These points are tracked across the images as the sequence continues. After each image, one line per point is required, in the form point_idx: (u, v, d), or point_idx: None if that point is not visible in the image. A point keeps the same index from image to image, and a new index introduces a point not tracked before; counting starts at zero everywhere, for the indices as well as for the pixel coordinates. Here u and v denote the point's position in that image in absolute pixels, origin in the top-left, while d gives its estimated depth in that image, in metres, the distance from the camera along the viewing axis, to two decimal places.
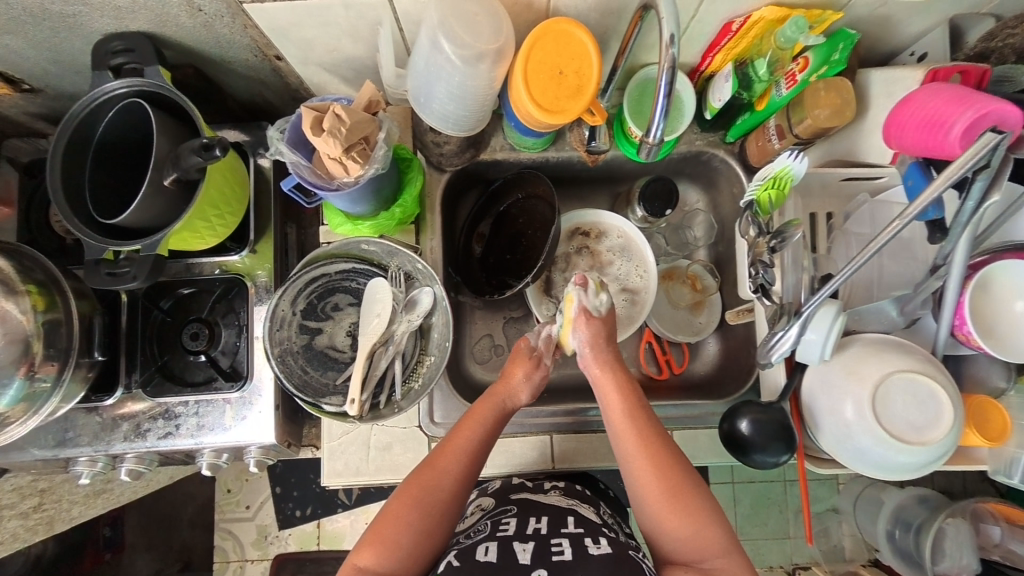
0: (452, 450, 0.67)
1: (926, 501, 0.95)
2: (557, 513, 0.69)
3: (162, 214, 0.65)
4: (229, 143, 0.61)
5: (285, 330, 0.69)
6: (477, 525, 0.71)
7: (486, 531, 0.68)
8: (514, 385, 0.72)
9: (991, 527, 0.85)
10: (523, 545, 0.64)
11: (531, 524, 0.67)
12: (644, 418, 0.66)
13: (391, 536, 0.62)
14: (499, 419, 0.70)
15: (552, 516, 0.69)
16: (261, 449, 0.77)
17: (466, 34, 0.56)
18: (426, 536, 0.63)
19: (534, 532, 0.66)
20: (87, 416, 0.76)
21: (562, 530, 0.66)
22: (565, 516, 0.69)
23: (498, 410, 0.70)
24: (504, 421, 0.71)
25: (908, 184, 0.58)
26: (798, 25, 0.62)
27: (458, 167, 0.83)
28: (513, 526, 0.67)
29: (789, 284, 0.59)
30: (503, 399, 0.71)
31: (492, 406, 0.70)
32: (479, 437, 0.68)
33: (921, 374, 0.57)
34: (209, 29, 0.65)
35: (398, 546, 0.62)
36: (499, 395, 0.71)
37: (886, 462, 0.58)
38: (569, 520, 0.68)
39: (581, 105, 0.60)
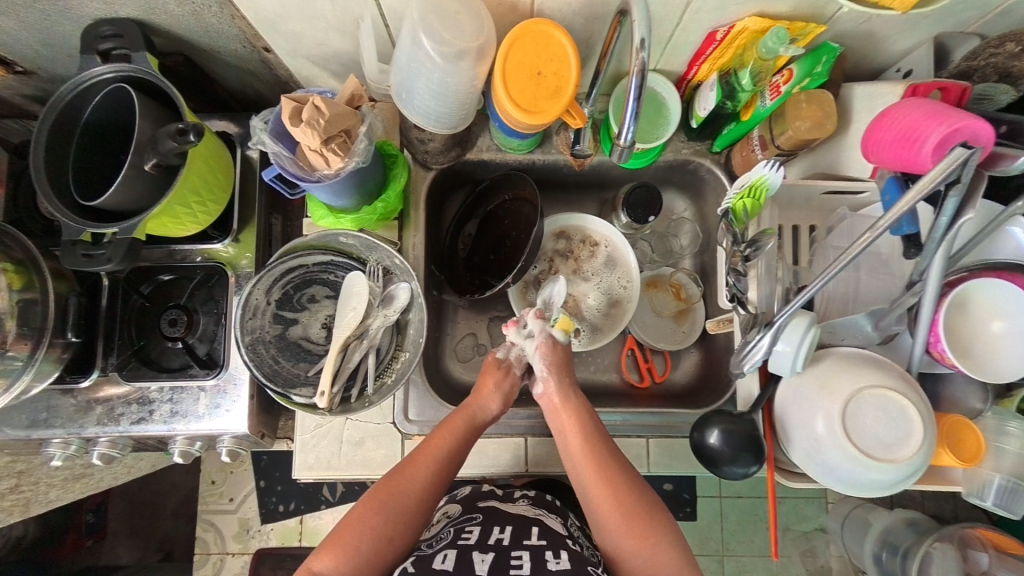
0: (421, 461, 0.67)
1: (913, 526, 0.94)
2: (520, 524, 0.69)
3: (140, 198, 0.65)
4: (204, 128, 0.61)
5: (258, 319, 0.67)
6: (440, 532, 0.70)
7: (447, 538, 0.67)
8: (486, 396, 0.73)
9: (980, 554, 0.81)
10: (482, 555, 0.63)
11: (493, 534, 0.67)
12: (591, 440, 0.68)
13: (351, 540, 0.62)
14: (472, 432, 0.71)
15: (516, 527, 0.68)
16: (234, 438, 0.77)
17: (446, 31, 0.56)
18: (386, 543, 0.62)
19: (496, 542, 0.65)
20: (62, 397, 0.76)
21: (524, 542, 0.65)
22: (529, 527, 0.68)
23: (472, 422, 0.71)
24: (476, 435, 0.72)
25: (886, 198, 0.58)
26: (779, 36, 0.62)
27: (444, 165, 0.84)
28: (475, 535, 0.67)
29: (764, 293, 0.58)
30: (474, 411, 0.71)
31: (463, 418, 0.71)
32: (449, 448, 0.68)
33: (893, 391, 0.56)
34: (197, 18, 0.66)
35: (357, 550, 0.61)
36: (470, 408, 0.72)
37: (855, 479, 0.57)
38: (532, 531, 0.67)
39: (559, 107, 0.59)
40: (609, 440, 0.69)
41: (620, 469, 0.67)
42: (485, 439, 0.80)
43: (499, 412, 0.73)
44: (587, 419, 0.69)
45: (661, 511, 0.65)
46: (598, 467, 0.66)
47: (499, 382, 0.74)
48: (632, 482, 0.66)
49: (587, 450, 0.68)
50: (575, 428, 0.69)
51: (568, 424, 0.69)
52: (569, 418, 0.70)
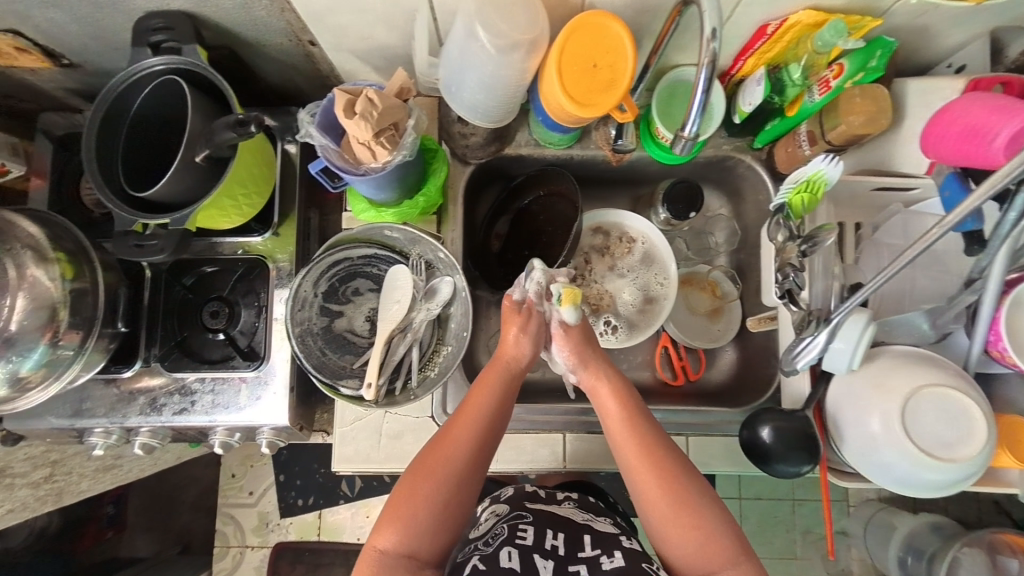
0: (464, 419, 0.65)
1: (939, 530, 0.94)
2: (571, 531, 0.68)
3: (190, 189, 0.65)
4: (264, 119, 0.62)
5: (306, 311, 0.68)
6: (493, 529, 0.69)
7: (503, 535, 0.67)
8: (514, 344, 0.70)
9: (1009, 561, 0.80)
10: (543, 560, 0.63)
11: (548, 539, 0.66)
12: (634, 415, 0.66)
13: (409, 511, 0.60)
14: (511, 383, 0.69)
15: (569, 533, 0.68)
16: (273, 430, 0.78)
17: (502, 23, 0.56)
18: (445, 507, 0.61)
19: (552, 549, 0.65)
20: (105, 387, 0.77)
21: (579, 553, 0.65)
22: (581, 534, 0.68)
23: (509, 371, 0.69)
24: (516, 386, 0.69)
25: (945, 195, 0.58)
26: (836, 29, 0.61)
27: (482, 160, 0.84)
28: (532, 536, 0.66)
29: (818, 291, 0.58)
30: (508, 362, 0.69)
31: (498, 372, 0.69)
32: (491, 401, 0.66)
33: (953, 389, 0.55)
34: (248, 11, 0.66)
35: (416, 520, 0.60)
36: (505, 357, 0.70)
37: (913, 479, 0.56)
38: (586, 539, 0.67)
39: (613, 100, 0.58)
40: (652, 421, 0.66)
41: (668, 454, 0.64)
42: (523, 435, 0.79)
43: (533, 357, 0.71)
44: (632, 401, 0.67)
45: (706, 493, 0.62)
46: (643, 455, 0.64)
47: (525, 328, 0.71)
48: (677, 465, 0.63)
49: (631, 431, 0.65)
50: (616, 403, 0.67)
51: (609, 401, 0.68)
52: (612, 399, 0.68)
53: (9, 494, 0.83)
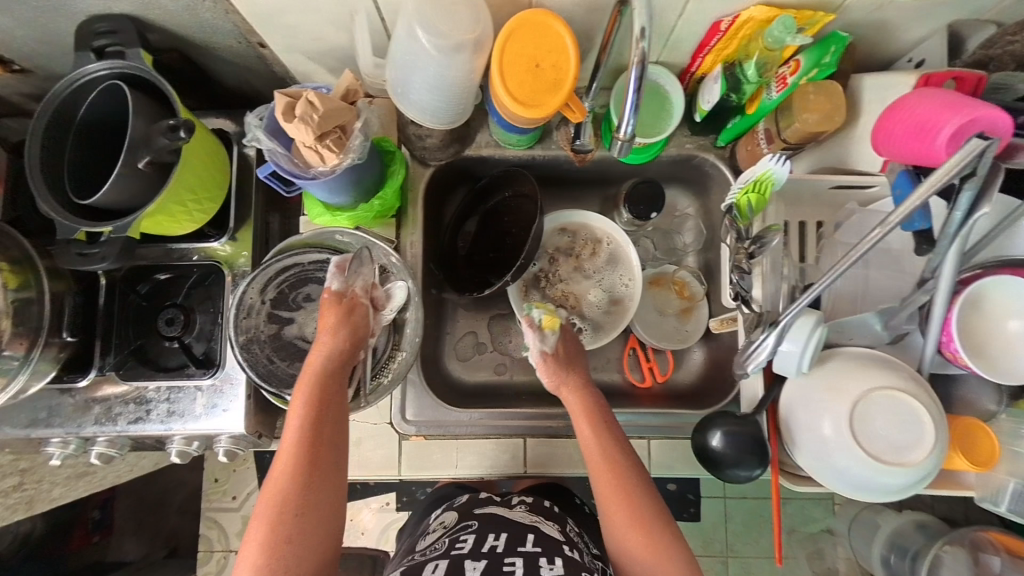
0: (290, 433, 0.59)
1: (926, 529, 0.94)
2: (516, 532, 0.67)
3: (136, 195, 0.64)
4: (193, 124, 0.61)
5: (252, 318, 0.66)
6: (435, 541, 0.68)
7: (441, 549, 0.66)
8: (323, 342, 0.63)
9: (992, 557, 0.79)
10: (474, 564, 0.61)
11: (487, 543, 0.65)
12: (605, 436, 0.65)
13: (261, 546, 0.54)
14: (336, 381, 0.63)
15: (511, 534, 0.67)
16: (232, 438, 0.77)
17: (443, 23, 0.55)
18: (292, 542, 0.55)
19: (489, 550, 0.64)
20: (60, 397, 0.76)
21: (518, 548, 0.64)
22: (525, 534, 0.67)
23: (329, 369, 0.62)
24: (340, 384, 0.63)
25: (896, 193, 0.56)
26: (786, 25, 0.60)
27: (442, 161, 0.82)
28: (469, 544, 0.65)
29: (769, 292, 0.58)
30: (321, 362, 0.62)
31: (308, 378, 0.61)
32: (307, 408, 0.60)
33: (904, 392, 0.54)
34: (192, 13, 0.64)
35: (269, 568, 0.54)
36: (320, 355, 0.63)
37: (865, 483, 0.56)
38: (528, 538, 0.66)
39: (559, 100, 0.57)
40: (617, 432, 0.66)
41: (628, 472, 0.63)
42: (485, 441, 0.80)
43: (348, 347, 0.64)
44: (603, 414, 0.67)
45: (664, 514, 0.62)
46: (608, 469, 0.63)
47: (342, 318, 0.64)
48: (640, 485, 0.63)
49: (601, 453, 0.64)
50: (585, 415, 0.66)
51: (581, 421, 0.66)
52: (586, 422, 0.66)
53: None
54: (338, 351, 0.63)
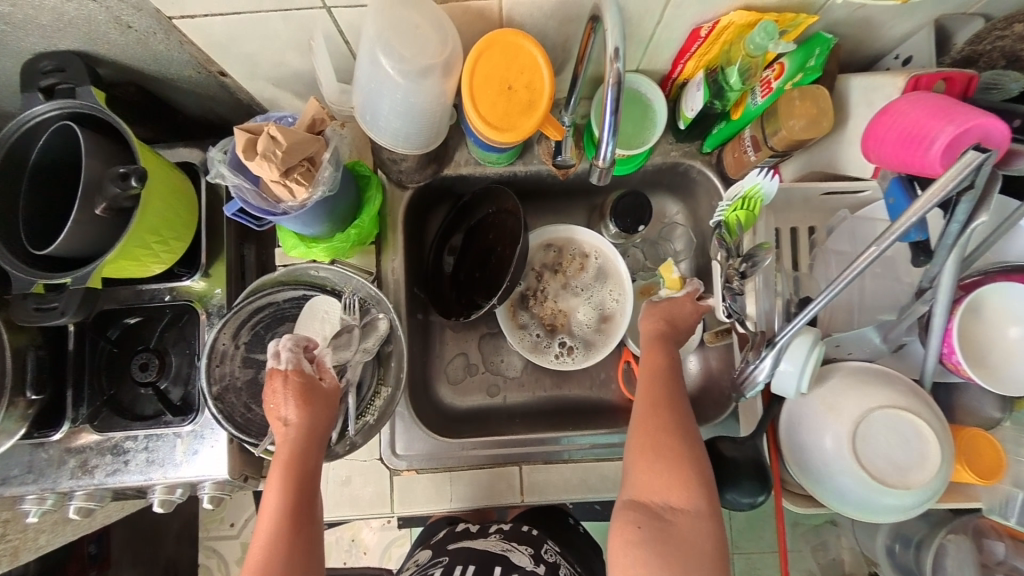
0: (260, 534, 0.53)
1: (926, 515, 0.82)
2: (484, 561, 0.72)
3: (94, 242, 0.61)
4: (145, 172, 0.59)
5: (226, 364, 0.63)
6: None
7: None
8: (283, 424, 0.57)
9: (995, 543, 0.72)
10: None
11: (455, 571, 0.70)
12: (662, 371, 0.65)
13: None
14: (309, 473, 0.57)
15: (479, 564, 0.71)
16: (215, 484, 0.73)
17: (407, 48, 0.52)
18: None
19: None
20: (33, 452, 0.72)
21: None
22: (492, 564, 0.72)
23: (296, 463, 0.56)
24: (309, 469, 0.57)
25: (891, 201, 0.55)
26: (767, 30, 0.57)
27: (421, 183, 0.79)
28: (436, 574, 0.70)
29: (763, 309, 0.56)
30: (286, 449, 0.56)
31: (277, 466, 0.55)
32: (281, 502, 0.54)
33: (906, 409, 0.53)
34: (144, 46, 0.61)
35: None
36: (287, 442, 0.57)
37: (867, 504, 0.54)
38: (495, 568, 0.71)
39: (534, 122, 0.54)
40: (678, 369, 0.66)
41: (675, 398, 0.62)
42: (479, 470, 0.76)
43: (312, 425, 0.58)
44: (671, 350, 0.68)
45: (697, 447, 0.57)
46: (658, 390, 0.63)
47: (303, 398, 0.58)
48: (683, 410, 0.61)
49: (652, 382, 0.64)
50: (659, 345, 0.68)
51: (647, 359, 0.67)
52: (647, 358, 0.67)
53: None
54: (304, 437, 0.57)
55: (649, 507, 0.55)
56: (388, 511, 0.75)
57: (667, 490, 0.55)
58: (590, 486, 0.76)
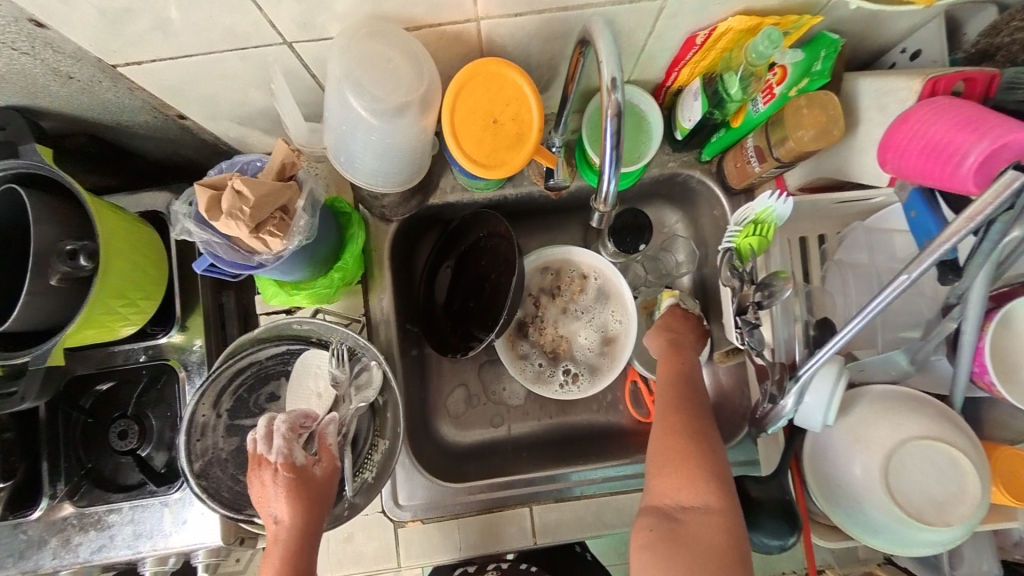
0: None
1: None
2: None
3: (53, 314, 0.56)
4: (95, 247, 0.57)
5: (209, 436, 0.59)
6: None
7: None
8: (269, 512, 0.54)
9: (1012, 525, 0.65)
10: None
11: None
12: (678, 376, 0.63)
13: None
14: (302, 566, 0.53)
15: None
16: (210, 551, 0.69)
17: (378, 87, 0.48)
18: None
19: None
20: (10, 533, 0.68)
21: None
22: None
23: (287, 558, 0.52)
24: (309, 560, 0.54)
25: (912, 215, 0.52)
26: (770, 38, 0.53)
27: (405, 216, 0.75)
28: None
29: (780, 336, 0.53)
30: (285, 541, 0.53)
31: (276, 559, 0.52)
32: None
33: (939, 438, 0.49)
34: (91, 95, 0.55)
35: None
36: (279, 537, 0.53)
37: (904, 540, 0.50)
38: None
39: (524, 157, 0.49)
40: (696, 371, 0.64)
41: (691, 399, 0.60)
42: (489, 515, 0.72)
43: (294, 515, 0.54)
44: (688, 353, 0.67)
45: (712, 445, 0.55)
46: (675, 391, 0.61)
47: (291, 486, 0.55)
48: (701, 411, 0.59)
49: (670, 386, 0.62)
50: (677, 352, 0.67)
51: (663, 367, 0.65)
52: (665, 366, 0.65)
53: None
54: (293, 532, 0.53)
55: (660, 507, 0.53)
56: (394, 565, 0.71)
57: (678, 487, 0.53)
58: (604, 522, 0.72)
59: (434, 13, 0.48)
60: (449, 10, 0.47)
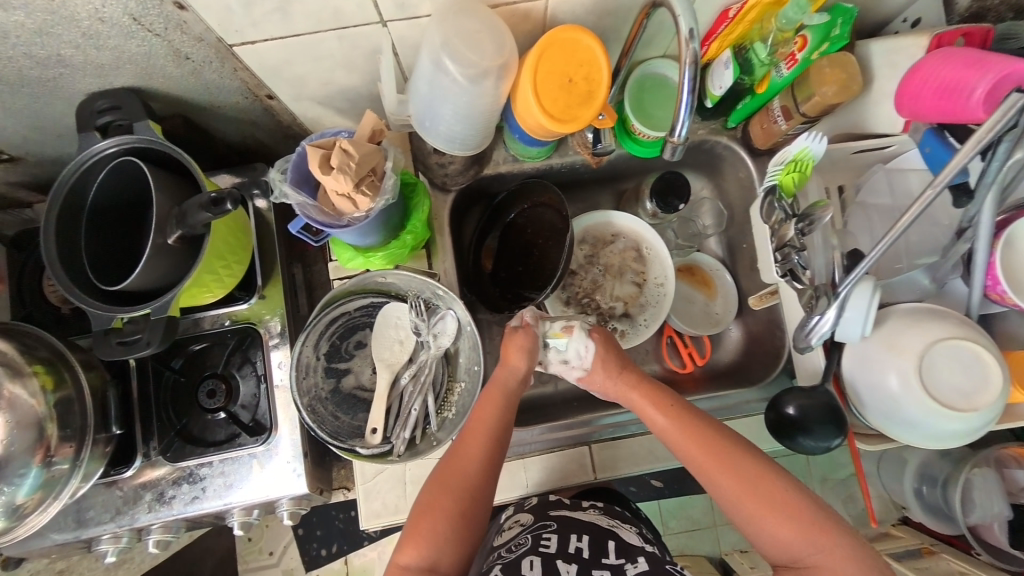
0: (471, 438, 0.65)
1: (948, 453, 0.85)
2: (597, 535, 0.71)
3: (168, 273, 0.61)
4: (240, 195, 0.58)
5: (311, 377, 0.69)
6: (517, 538, 0.72)
7: (527, 544, 0.69)
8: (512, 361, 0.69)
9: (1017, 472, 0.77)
10: (567, 564, 0.64)
11: (572, 543, 0.68)
12: (684, 414, 0.65)
13: (427, 526, 0.61)
14: (513, 402, 0.68)
15: (593, 537, 0.70)
16: (293, 499, 0.74)
17: (470, 52, 0.54)
18: (463, 519, 0.62)
19: (576, 553, 0.67)
20: (107, 491, 0.72)
21: (604, 558, 0.66)
22: (607, 540, 0.70)
23: (508, 390, 0.68)
24: (517, 401, 0.69)
25: (927, 150, 0.61)
26: (798, 5, 0.61)
27: (463, 185, 0.81)
28: (555, 542, 0.68)
29: (820, 264, 0.60)
30: (506, 382, 0.68)
31: (497, 391, 0.67)
32: (497, 418, 0.66)
33: (963, 339, 0.59)
34: (198, 76, 0.62)
35: (436, 535, 0.61)
36: (499, 378, 0.69)
37: (937, 431, 0.60)
38: (610, 545, 0.69)
39: (593, 112, 0.59)
40: (698, 414, 0.65)
41: (753, 465, 0.60)
42: (552, 455, 0.80)
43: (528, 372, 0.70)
44: (673, 402, 0.66)
45: (794, 484, 0.59)
46: (693, 433, 0.63)
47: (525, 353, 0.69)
48: (729, 440, 0.62)
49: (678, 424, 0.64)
50: (655, 406, 0.66)
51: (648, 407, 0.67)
52: (657, 410, 0.66)
53: None
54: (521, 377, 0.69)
55: (788, 564, 0.58)
56: None
57: (824, 559, 0.55)
58: (656, 455, 0.80)
59: None
60: None
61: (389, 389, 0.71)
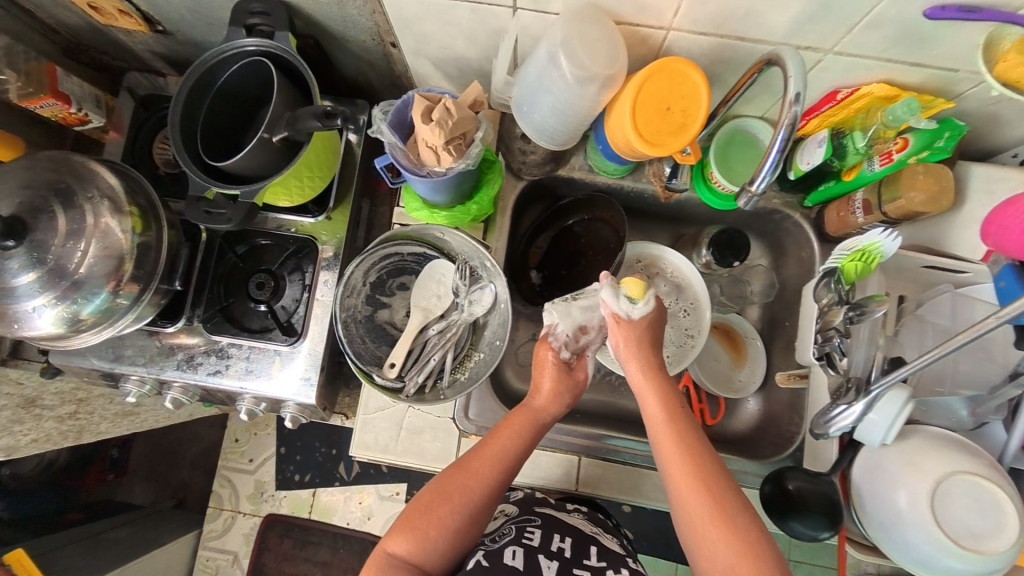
0: (482, 457, 0.68)
1: None
2: (580, 539, 0.74)
3: (263, 164, 0.68)
4: (349, 115, 0.64)
5: (353, 297, 0.75)
6: (502, 528, 0.76)
7: (511, 535, 0.73)
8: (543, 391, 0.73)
9: None
10: (548, 561, 0.68)
11: (555, 542, 0.72)
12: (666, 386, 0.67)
13: (421, 524, 0.64)
14: (535, 431, 0.72)
15: (576, 540, 0.73)
16: (298, 405, 0.80)
17: (586, 56, 0.58)
18: (457, 533, 0.65)
19: (558, 551, 0.70)
20: (147, 338, 0.80)
21: (585, 560, 0.71)
22: (588, 545, 0.73)
23: (537, 421, 0.72)
24: (540, 433, 0.72)
25: (1000, 284, 0.60)
26: (910, 106, 0.61)
27: (536, 177, 0.85)
28: (539, 538, 0.72)
29: (859, 359, 0.59)
30: (537, 411, 0.72)
31: (528, 420, 0.71)
32: (514, 443, 0.69)
33: (986, 480, 0.57)
34: (341, 9, 0.69)
35: (428, 537, 0.64)
36: (532, 405, 0.73)
37: (931, 562, 0.58)
38: (592, 550, 0.73)
39: (683, 143, 0.62)
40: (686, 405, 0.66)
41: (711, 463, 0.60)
42: (538, 451, 0.84)
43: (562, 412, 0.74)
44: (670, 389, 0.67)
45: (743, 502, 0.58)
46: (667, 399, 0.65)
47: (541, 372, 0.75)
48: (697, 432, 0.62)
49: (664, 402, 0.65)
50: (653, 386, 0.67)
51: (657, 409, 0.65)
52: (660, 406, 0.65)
53: (36, 424, 0.91)
54: (551, 413, 0.73)
55: None
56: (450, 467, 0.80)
57: None
58: (639, 491, 0.82)
59: (638, 15, 0.58)
60: (651, 15, 0.58)
61: (417, 332, 0.76)
